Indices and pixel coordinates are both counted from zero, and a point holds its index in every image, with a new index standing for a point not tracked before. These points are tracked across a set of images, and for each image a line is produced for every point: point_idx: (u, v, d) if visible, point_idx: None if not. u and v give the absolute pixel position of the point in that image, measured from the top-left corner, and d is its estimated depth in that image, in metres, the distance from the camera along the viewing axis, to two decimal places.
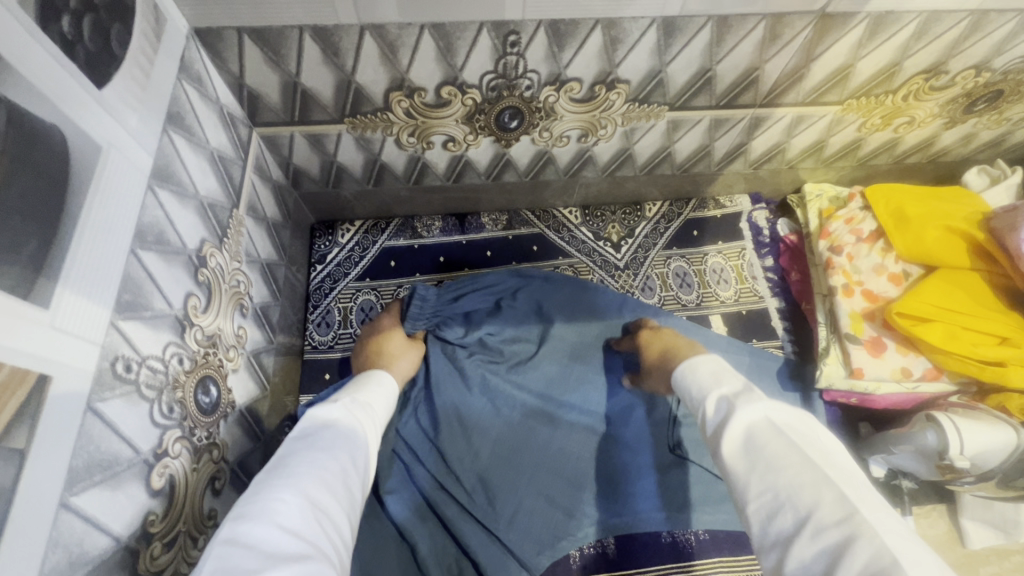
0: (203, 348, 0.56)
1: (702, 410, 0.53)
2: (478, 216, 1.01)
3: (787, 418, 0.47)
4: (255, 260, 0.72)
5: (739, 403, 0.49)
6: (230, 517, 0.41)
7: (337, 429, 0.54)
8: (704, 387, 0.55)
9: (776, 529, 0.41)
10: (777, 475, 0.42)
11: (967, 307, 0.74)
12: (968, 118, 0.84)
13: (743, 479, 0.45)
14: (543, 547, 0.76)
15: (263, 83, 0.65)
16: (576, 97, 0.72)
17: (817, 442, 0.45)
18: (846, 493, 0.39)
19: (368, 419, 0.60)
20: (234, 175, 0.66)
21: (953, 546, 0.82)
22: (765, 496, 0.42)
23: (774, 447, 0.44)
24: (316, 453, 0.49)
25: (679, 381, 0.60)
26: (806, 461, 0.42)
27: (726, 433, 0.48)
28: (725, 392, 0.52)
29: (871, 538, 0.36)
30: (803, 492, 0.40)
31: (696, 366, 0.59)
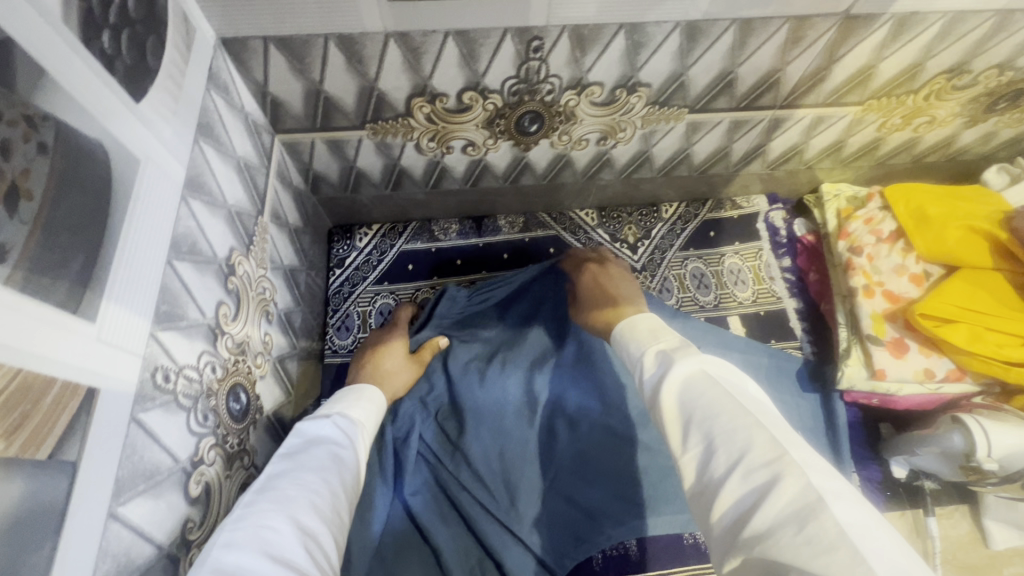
0: (234, 356, 0.57)
1: (638, 366, 0.54)
2: (495, 219, 1.01)
3: (718, 367, 0.48)
4: (279, 266, 0.72)
5: (677, 358, 0.50)
6: (217, 544, 0.41)
7: (322, 447, 0.55)
8: (640, 343, 0.56)
9: (712, 475, 0.42)
10: (712, 422, 0.44)
11: (990, 307, 0.74)
12: (989, 116, 0.84)
13: (682, 430, 0.46)
14: (565, 547, 0.78)
15: (287, 91, 0.66)
16: (597, 100, 0.72)
17: (748, 394, 0.47)
18: (775, 437, 0.41)
19: (356, 430, 0.60)
20: (258, 182, 0.67)
21: (976, 547, 0.81)
22: (700, 444, 0.44)
23: (708, 396, 0.45)
24: (305, 476, 0.50)
25: (615, 339, 0.61)
26: (737, 406, 0.43)
27: (663, 386, 0.48)
28: (662, 346, 0.53)
29: (798, 477, 0.37)
30: (735, 437, 0.42)
31: (634, 324, 0.59)
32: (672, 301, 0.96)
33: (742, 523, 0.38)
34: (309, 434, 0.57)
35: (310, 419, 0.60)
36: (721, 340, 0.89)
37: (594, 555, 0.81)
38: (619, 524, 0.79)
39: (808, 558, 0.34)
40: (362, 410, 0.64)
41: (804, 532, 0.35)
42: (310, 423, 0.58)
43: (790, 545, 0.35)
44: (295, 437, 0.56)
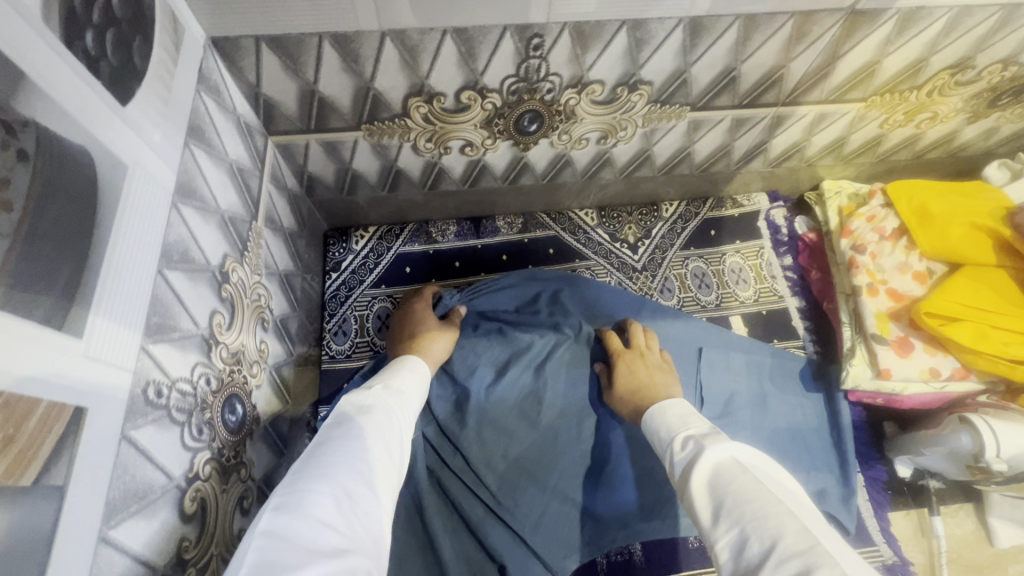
0: (229, 366, 0.55)
1: (672, 453, 0.56)
2: (493, 220, 0.99)
3: (751, 458, 0.50)
4: (274, 272, 0.71)
5: (708, 444, 0.52)
6: (268, 507, 0.40)
7: (369, 416, 0.53)
8: (673, 429, 0.59)
9: (745, 562, 0.41)
10: (744, 507, 0.44)
11: (994, 305, 0.73)
12: (992, 112, 0.83)
13: (713, 513, 0.47)
14: (569, 550, 0.78)
15: (281, 91, 0.64)
16: (598, 99, 0.71)
17: (782, 486, 0.47)
18: (809, 528, 0.41)
19: (400, 405, 0.58)
20: (252, 187, 0.65)
21: (981, 545, 0.81)
22: (732, 530, 0.44)
23: (739, 484, 0.47)
24: (353, 444, 0.48)
25: (648, 422, 0.65)
26: (770, 495, 0.45)
27: (697, 468, 0.50)
28: (695, 435, 0.56)
29: (832, 567, 0.37)
30: (767, 523, 0.42)
31: (665, 410, 0.64)
32: (673, 301, 0.95)
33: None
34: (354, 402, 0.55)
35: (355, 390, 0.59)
36: (724, 341, 0.89)
37: (598, 560, 0.80)
38: (623, 528, 0.79)
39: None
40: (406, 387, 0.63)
41: None
42: (357, 392, 0.57)
43: None
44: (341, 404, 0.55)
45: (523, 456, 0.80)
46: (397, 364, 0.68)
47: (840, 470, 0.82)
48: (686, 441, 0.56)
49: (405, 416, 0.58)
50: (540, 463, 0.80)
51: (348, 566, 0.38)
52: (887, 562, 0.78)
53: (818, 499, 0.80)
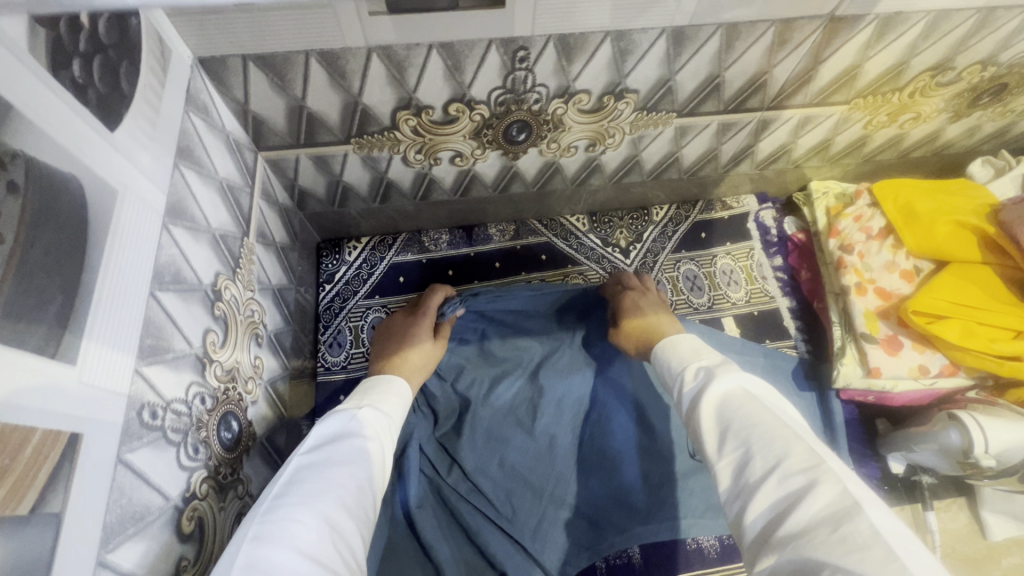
0: (223, 384, 0.56)
1: (680, 382, 0.56)
2: (485, 228, 1.00)
3: (759, 386, 0.50)
4: (267, 287, 0.71)
5: (718, 375, 0.52)
6: (248, 537, 0.42)
7: (354, 439, 0.54)
8: (682, 360, 0.58)
9: (747, 478, 0.43)
10: (753, 430, 0.45)
11: (980, 302, 0.74)
12: (973, 111, 0.84)
13: (719, 436, 0.47)
14: (569, 556, 0.77)
15: (269, 108, 0.64)
16: (584, 108, 0.71)
17: (788, 411, 0.48)
18: (814, 447, 0.42)
19: (387, 425, 0.60)
20: (243, 203, 0.65)
21: (974, 539, 0.82)
22: (738, 450, 0.45)
23: (748, 409, 0.47)
24: (335, 469, 0.50)
25: (657, 356, 0.63)
26: (779, 419, 0.45)
27: (706, 394, 0.50)
28: (706, 365, 0.55)
29: (834, 483, 0.39)
30: (775, 443, 0.43)
31: (677, 344, 0.62)
32: (665, 304, 0.96)
33: (777, 524, 0.39)
34: (339, 423, 0.57)
35: (341, 408, 0.60)
36: (718, 343, 0.90)
37: (597, 565, 0.80)
38: (621, 531, 0.79)
39: (839, 554, 0.35)
40: (393, 403, 0.64)
41: (840, 531, 0.36)
42: (343, 412, 0.58)
43: (824, 542, 0.36)
44: (326, 425, 0.56)
45: (520, 462, 0.81)
46: (385, 379, 0.68)
47: None
48: (695, 370, 0.55)
49: (390, 436, 0.60)
50: (537, 470, 0.81)
51: None
52: None
53: None
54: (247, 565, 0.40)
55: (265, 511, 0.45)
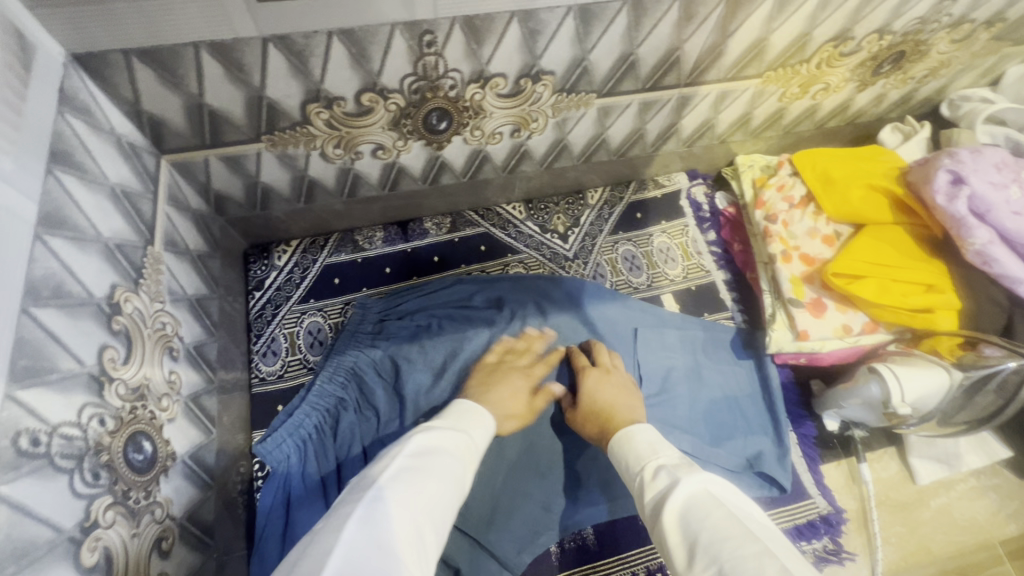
0: (130, 403, 0.52)
1: (644, 481, 0.56)
2: (421, 222, 0.98)
3: (725, 490, 0.50)
4: (181, 298, 0.67)
5: (684, 478, 0.52)
6: (331, 556, 0.41)
7: (446, 460, 0.55)
8: (642, 457, 0.59)
9: None
10: (721, 546, 0.43)
11: (894, 260, 0.78)
12: (877, 79, 0.88)
13: (688, 555, 0.45)
14: (523, 545, 0.77)
15: (163, 107, 0.60)
16: (503, 92, 0.71)
17: (761, 525, 0.46)
18: (795, 572, 0.39)
19: (476, 449, 0.61)
20: (144, 210, 0.61)
21: (905, 484, 0.86)
22: (708, 572, 0.42)
23: (714, 521, 0.45)
24: (429, 486, 0.51)
25: (615, 448, 0.64)
26: (751, 536, 0.43)
27: (669, 502, 0.50)
28: (665, 464, 0.56)
29: None
30: (750, 566, 0.40)
31: (633, 435, 0.63)
32: (606, 285, 0.97)
33: None
34: (421, 449, 0.55)
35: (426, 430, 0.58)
36: (657, 320, 0.92)
37: (551, 550, 0.80)
38: (574, 514, 0.79)
39: None
40: (475, 429, 0.62)
41: None
42: (426, 437, 0.57)
43: None
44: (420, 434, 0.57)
45: None
46: (467, 403, 0.67)
47: (774, 431, 0.86)
48: (656, 471, 0.56)
49: (468, 464, 0.58)
50: (487, 463, 0.80)
51: None
52: (823, 512, 0.83)
53: (756, 461, 0.83)
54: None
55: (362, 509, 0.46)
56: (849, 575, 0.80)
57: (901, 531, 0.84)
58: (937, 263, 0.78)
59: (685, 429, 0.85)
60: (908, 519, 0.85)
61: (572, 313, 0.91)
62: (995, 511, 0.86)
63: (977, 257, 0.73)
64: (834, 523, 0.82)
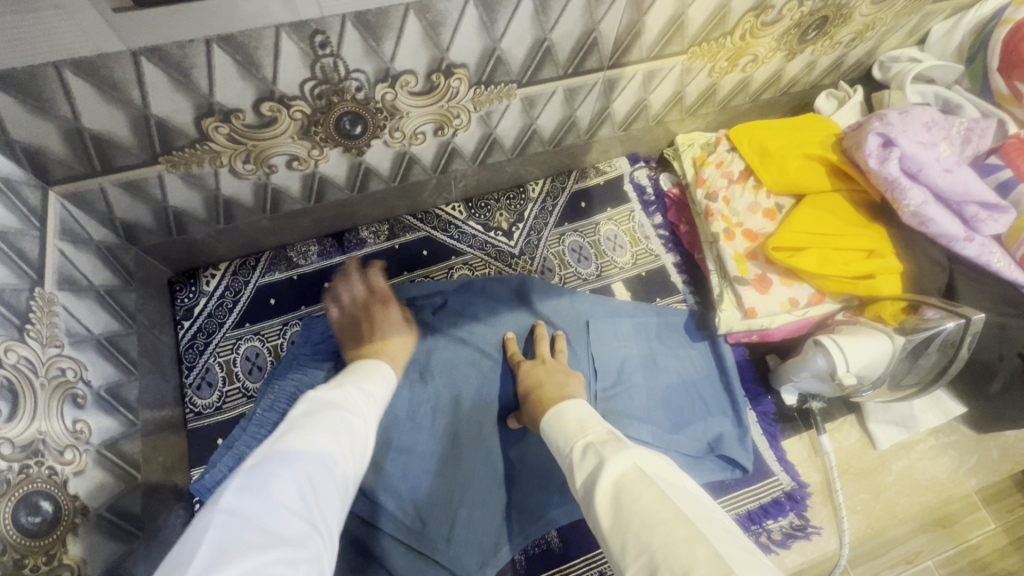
0: (18, 463, 0.47)
1: (572, 462, 0.58)
2: (357, 232, 0.94)
3: (651, 465, 0.52)
4: (87, 339, 0.62)
5: (610, 458, 0.54)
6: (229, 487, 0.41)
7: (341, 412, 0.55)
8: (571, 437, 0.61)
9: None
10: (652, 532, 0.44)
11: (835, 228, 0.77)
12: (805, 47, 0.87)
13: (620, 539, 0.47)
14: (485, 557, 0.74)
15: (37, 136, 0.55)
16: (415, 90, 0.67)
17: (684, 494, 0.49)
18: (720, 552, 0.41)
19: (373, 405, 0.62)
20: (28, 250, 0.56)
21: (867, 451, 0.86)
22: (640, 559, 0.44)
23: (644, 504, 0.47)
24: (322, 435, 0.51)
25: (548, 429, 0.65)
26: (678, 515, 0.45)
27: (599, 487, 0.51)
28: (592, 443, 0.58)
29: None
30: (679, 554, 0.42)
31: (562, 414, 0.65)
32: (554, 279, 0.94)
33: None
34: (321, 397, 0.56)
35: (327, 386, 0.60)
36: (608, 310, 0.90)
37: (516, 558, 0.78)
38: (535, 519, 0.77)
39: None
40: (370, 387, 0.63)
41: None
42: (325, 388, 0.58)
43: None
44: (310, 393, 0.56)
45: (422, 470, 0.77)
46: (367, 364, 0.69)
47: (733, 412, 0.85)
48: (585, 450, 0.57)
49: (371, 418, 0.60)
50: (443, 476, 0.77)
51: (299, 557, 0.40)
52: (787, 489, 0.83)
53: (715, 445, 0.82)
54: (226, 516, 0.39)
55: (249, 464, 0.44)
56: (817, 549, 0.80)
57: (866, 498, 0.84)
58: (877, 227, 0.77)
59: (643, 418, 0.83)
60: (871, 486, 0.84)
61: (521, 311, 0.89)
62: (955, 468, 0.87)
63: (914, 218, 0.73)
64: (798, 498, 0.82)
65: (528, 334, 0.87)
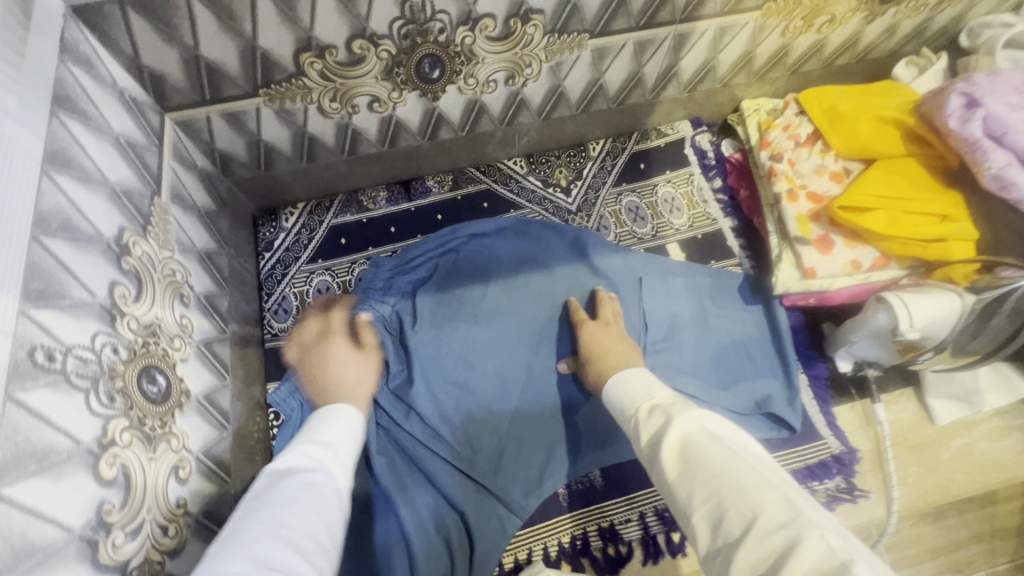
0: (142, 337, 0.55)
1: (636, 420, 0.58)
2: (423, 181, 0.99)
3: (717, 421, 0.50)
4: (191, 249, 0.69)
5: (676, 416, 0.52)
6: None
7: (295, 475, 0.52)
8: (635, 399, 0.60)
9: (725, 536, 0.42)
10: (721, 481, 0.44)
11: (905, 192, 0.75)
12: (886, 9, 0.85)
13: (685, 489, 0.46)
14: (529, 489, 0.78)
15: (162, 61, 0.62)
16: (493, 35, 0.71)
17: (751, 448, 0.48)
18: (789, 498, 0.41)
19: (335, 456, 0.58)
20: (150, 163, 0.64)
21: (923, 426, 0.84)
22: (708, 505, 0.44)
23: (712, 456, 0.46)
24: (276, 507, 0.47)
25: (611, 391, 0.66)
26: (746, 466, 0.44)
27: (664, 444, 0.50)
28: (659, 403, 0.57)
29: (817, 537, 0.37)
30: (746, 499, 0.42)
31: (626, 377, 0.65)
32: (610, 237, 0.96)
33: None
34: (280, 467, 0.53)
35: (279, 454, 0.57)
36: (662, 269, 0.91)
37: (559, 493, 0.81)
38: (578, 459, 0.81)
39: None
40: (331, 435, 0.61)
41: None
42: (279, 456, 0.55)
43: None
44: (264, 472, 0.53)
45: (476, 405, 0.81)
46: (330, 412, 0.66)
47: (784, 374, 0.85)
48: (651, 410, 0.56)
49: (336, 465, 0.57)
50: (493, 411, 0.81)
51: None
52: (835, 452, 0.82)
53: (764, 404, 0.82)
54: None
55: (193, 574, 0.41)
56: (863, 514, 0.79)
57: (919, 471, 0.82)
58: (951, 193, 0.75)
59: (691, 373, 0.85)
60: (925, 460, 0.83)
61: (579, 264, 0.91)
62: (1019, 450, 0.83)
63: (995, 181, 0.70)
64: (847, 462, 0.81)
65: (584, 288, 0.89)
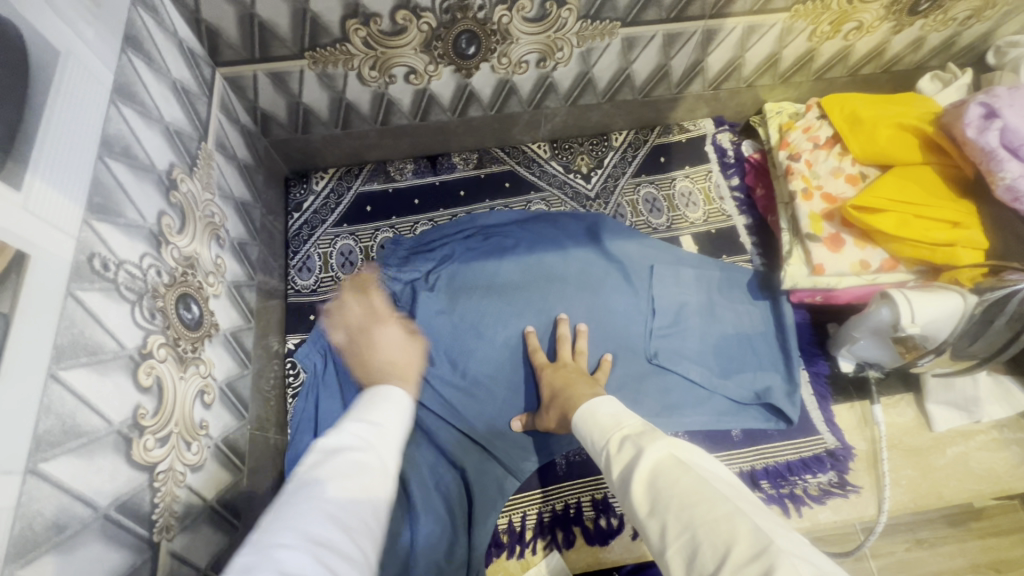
0: (181, 266, 0.59)
1: (607, 456, 0.53)
2: (449, 157, 1.03)
3: (686, 452, 0.47)
4: (229, 197, 0.74)
5: (645, 446, 0.49)
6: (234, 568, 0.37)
7: (347, 453, 0.50)
8: (605, 432, 0.55)
9: (700, 570, 0.38)
10: (693, 510, 0.41)
11: (917, 197, 0.77)
12: (914, 20, 0.86)
13: (657, 520, 0.43)
14: (527, 453, 0.81)
15: (220, 17, 0.67)
16: (529, 16, 0.74)
17: (721, 476, 0.45)
18: (759, 525, 0.38)
19: (382, 436, 0.56)
20: (200, 110, 0.68)
21: (921, 431, 0.86)
22: (682, 537, 0.40)
23: (682, 486, 0.43)
24: (323, 486, 0.45)
25: (580, 426, 0.60)
26: (716, 495, 0.41)
27: (635, 476, 0.47)
28: (629, 435, 0.53)
29: (789, 567, 0.34)
30: (718, 529, 0.39)
31: (595, 412, 0.59)
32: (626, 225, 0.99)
33: None
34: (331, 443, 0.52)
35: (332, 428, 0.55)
36: (672, 258, 0.91)
37: (557, 463, 0.85)
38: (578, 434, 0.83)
39: None
40: (382, 417, 0.58)
41: None
42: (331, 432, 0.53)
43: None
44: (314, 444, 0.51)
45: (484, 373, 0.82)
46: (374, 392, 0.63)
47: (785, 367, 0.87)
48: (621, 443, 0.52)
49: (386, 448, 0.55)
50: (498, 380, 0.82)
51: None
52: (830, 448, 0.84)
53: (764, 396, 0.84)
54: None
55: (246, 545, 0.39)
56: (852, 509, 0.81)
57: (913, 475, 0.83)
58: (964, 202, 0.76)
59: (694, 360, 0.86)
60: (920, 464, 0.84)
61: (592, 248, 0.89)
62: (1017, 463, 0.83)
63: (1008, 192, 0.71)
64: (841, 458, 0.83)
65: (598, 273, 0.86)
